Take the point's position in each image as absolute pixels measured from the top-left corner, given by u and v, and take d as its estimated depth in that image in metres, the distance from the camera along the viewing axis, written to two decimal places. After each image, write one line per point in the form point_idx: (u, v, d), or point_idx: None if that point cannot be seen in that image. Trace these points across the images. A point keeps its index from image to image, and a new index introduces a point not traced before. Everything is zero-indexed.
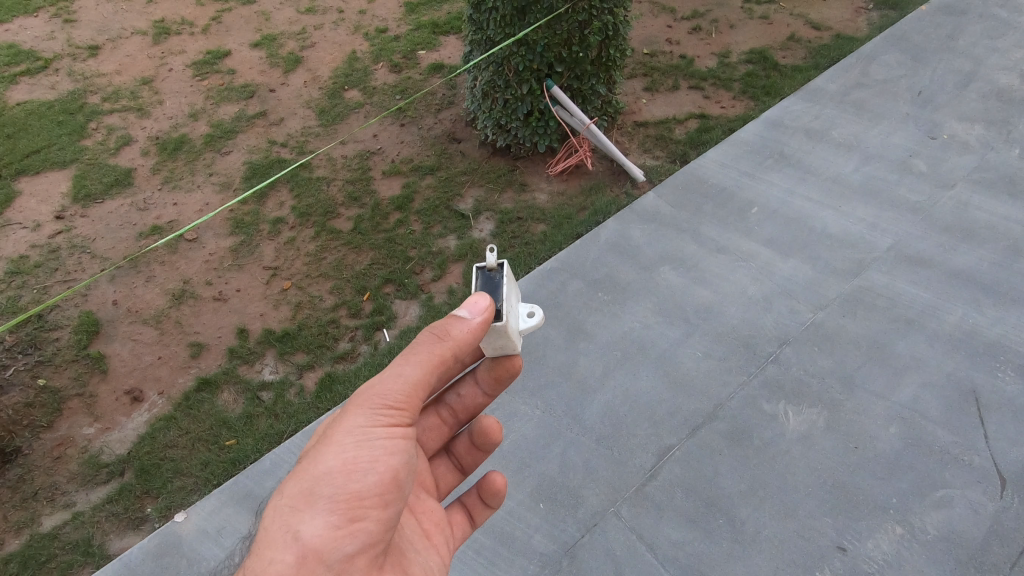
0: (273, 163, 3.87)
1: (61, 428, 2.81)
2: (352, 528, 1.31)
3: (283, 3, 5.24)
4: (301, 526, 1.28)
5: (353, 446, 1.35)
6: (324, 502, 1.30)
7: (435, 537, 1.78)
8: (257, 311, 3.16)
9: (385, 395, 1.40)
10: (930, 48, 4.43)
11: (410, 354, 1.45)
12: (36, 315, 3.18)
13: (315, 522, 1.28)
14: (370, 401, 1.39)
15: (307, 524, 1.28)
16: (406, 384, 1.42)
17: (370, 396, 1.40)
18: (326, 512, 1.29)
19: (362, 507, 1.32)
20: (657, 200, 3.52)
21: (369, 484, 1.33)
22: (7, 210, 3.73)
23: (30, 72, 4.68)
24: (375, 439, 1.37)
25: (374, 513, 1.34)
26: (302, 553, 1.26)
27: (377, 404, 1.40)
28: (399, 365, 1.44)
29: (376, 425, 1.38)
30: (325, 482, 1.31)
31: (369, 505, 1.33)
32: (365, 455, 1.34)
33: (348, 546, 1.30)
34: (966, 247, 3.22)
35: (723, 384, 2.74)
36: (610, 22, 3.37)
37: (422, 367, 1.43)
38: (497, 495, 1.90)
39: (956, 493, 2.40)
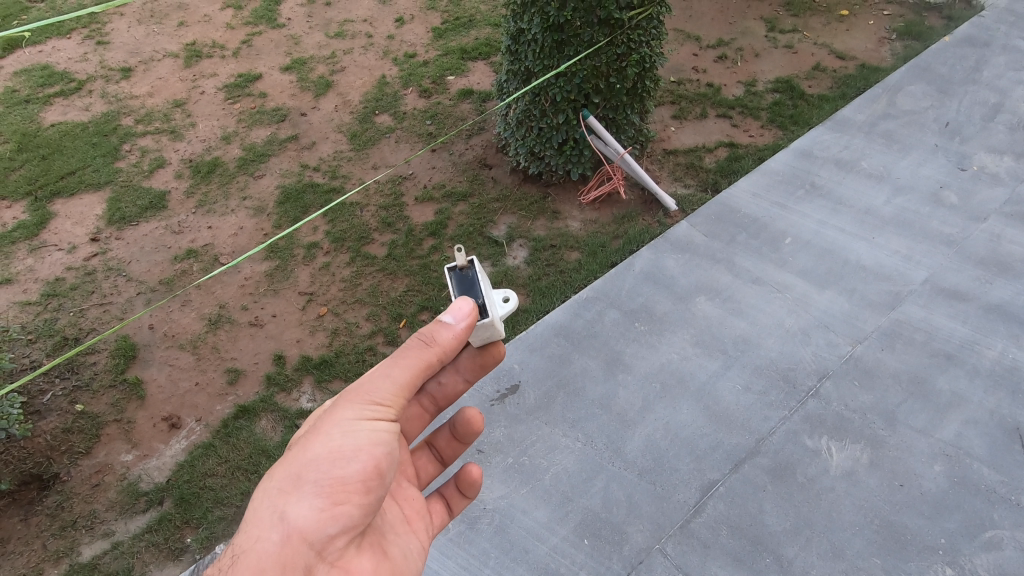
0: (306, 188, 3.90)
1: (99, 455, 2.80)
2: (335, 512, 1.31)
3: (312, 28, 5.33)
4: (286, 509, 1.28)
5: (341, 434, 1.33)
6: (310, 486, 1.30)
7: (417, 524, 1.69)
8: (294, 337, 3.18)
9: (372, 389, 1.38)
10: (955, 79, 4.48)
11: (401, 354, 1.42)
12: (73, 339, 3.19)
13: (302, 506, 1.29)
14: (357, 396, 1.37)
15: (293, 506, 1.28)
16: (392, 383, 1.39)
17: (357, 390, 1.39)
18: (311, 497, 1.29)
19: (346, 492, 1.32)
20: (689, 229, 3.54)
21: (353, 471, 1.33)
22: (43, 232, 3.77)
23: (64, 94, 4.75)
24: (362, 430, 1.36)
25: (356, 498, 1.34)
26: (287, 535, 1.27)
27: (364, 398, 1.38)
28: (388, 363, 1.41)
29: (364, 418, 1.36)
30: (311, 469, 1.31)
31: (352, 490, 1.33)
32: (351, 443, 1.34)
33: (331, 527, 1.31)
34: (1001, 281, 3.22)
35: (764, 418, 2.73)
36: (647, 55, 3.45)
37: (412, 367, 1.40)
38: (474, 486, 1.85)
39: (1005, 534, 2.38)
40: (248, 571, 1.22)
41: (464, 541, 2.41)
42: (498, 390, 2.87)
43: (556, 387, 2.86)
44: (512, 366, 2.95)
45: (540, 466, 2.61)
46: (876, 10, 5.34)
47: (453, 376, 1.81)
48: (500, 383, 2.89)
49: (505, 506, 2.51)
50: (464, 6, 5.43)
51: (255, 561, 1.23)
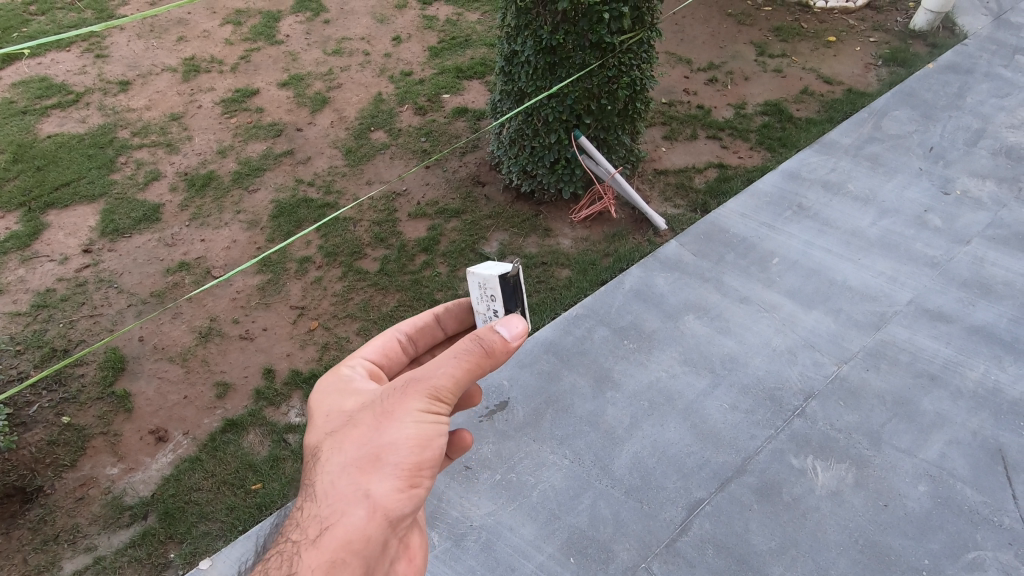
0: (300, 202, 3.93)
1: (83, 468, 2.78)
2: (412, 495, 1.26)
3: (310, 45, 5.40)
4: (368, 489, 1.22)
5: (416, 422, 1.27)
6: (390, 468, 1.24)
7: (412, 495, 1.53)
8: (284, 351, 3.18)
9: (439, 379, 1.28)
10: (939, 104, 4.59)
11: (462, 345, 1.31)
12: (62, 351, 3.18)
13: (382, 487, 1.23)
14: (429, 383, 1.28)
15: (375, 486, 1.22)
16: (459, 375, 1.29)
17: (427, 377, 1.28)
18: (392, 478, 1.24)
19: (421, 477, 1.27)
20: (679, 249, 3.59)
21: (429, 457, 1.28)
22: (35, 243, 3.77)
23: (62, 106, 4.79)
24: (436, 418, 1.29)
25: (427, 482, 1.29)
26: (371, 516, 1.21)
27: (434, 389, 1.28)
28: (451, 353, 1.30)
29: (436, 408, 1.29)
30: (390, 452, 1.24)
31: (425, 475, 1.28)
32: (428, 431, 1.27)
33: (407, 508, 1.25)
34: (984, 303, 3.28)
35: (750, 437, 2.75)
36: (638, 78, 3.53)
37: (479, 361, 1.30)
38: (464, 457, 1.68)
39: (988, 555, 2.39)
40: (337, 544, 1.18)
41: (450, 558, 2.40)
42: (487, 407, 2.87)
43: (545, 404, 2.87)
44: (501, 383, 2.96)
45: (528, 483, 2.61)
46: (863, 37, 5.48)
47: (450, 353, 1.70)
48: (489, 400, 2.89)
49: (492, 523, 2.50)
50: (460, 26, 5.52)
51: (342, 537, 1.18)
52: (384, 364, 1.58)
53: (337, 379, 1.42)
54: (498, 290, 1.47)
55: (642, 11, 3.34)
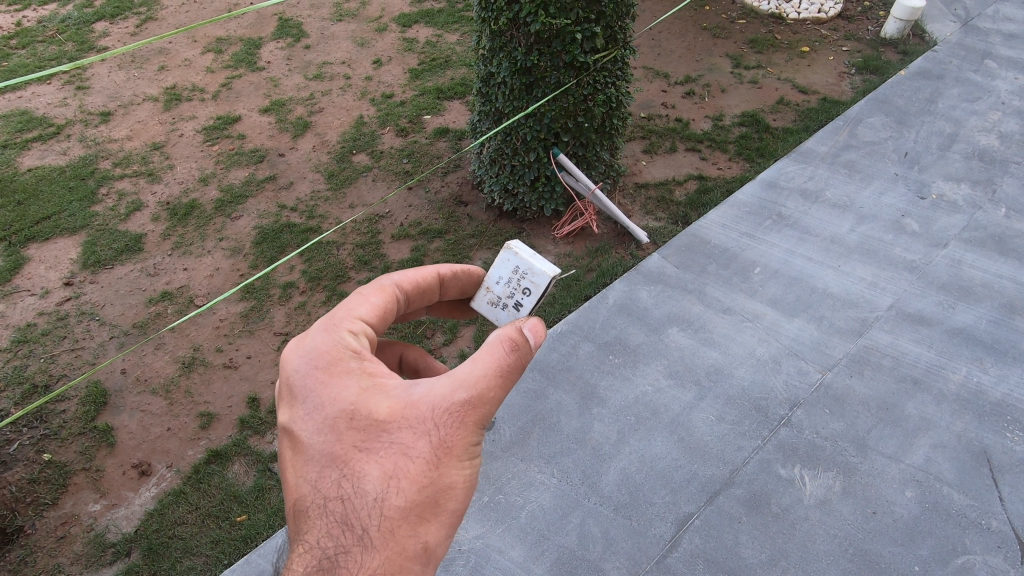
0: (283, 228, 3.93)
1: (65, 506, 2.74)
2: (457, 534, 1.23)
3: (291, 70, 5.44)
4: (426, 539, 1.15)
5: (470, 457, 1.21)
6: (446, 514, 1.18)
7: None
8: (268, 379, 3.16)
9: (489, 406, 1.21)
10: (912, 110, 4.67)
11: (507, 361, 1.22)
12: (43, 386, 3.15)
13: (437, 535, 1.17)
14: (484, 415, 1.21)
15: (433, 536, 1.16)
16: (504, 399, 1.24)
17: (478, 406, 1.20)
18: (446, 525, 1.18)
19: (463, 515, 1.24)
20: (661, 262, 3.61)
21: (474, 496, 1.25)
22: (16, 277, 3.75)
23: (42, 138, 4.79)
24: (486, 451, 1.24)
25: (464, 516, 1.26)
26: (427, 566, 1.15)
27: (486, 418, 1.21)
28: (497, 373, 1.21)
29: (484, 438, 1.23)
30: (446, 496, 1.18)
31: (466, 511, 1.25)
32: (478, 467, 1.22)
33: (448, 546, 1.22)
34: (964, 305, 3.31)
35: (738, 448, 2.75)
36: (613, 95, 3.58)
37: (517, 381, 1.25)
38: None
39: (977, 559, 2.39)
40: None
41: None
42: None
43: (532, 423, 2.86)
44: None
45: (516, 504, 2.59)
46: (835, 46, 5.58)
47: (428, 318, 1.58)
48: None
49: (480, 546, 2.47)
50: (440, 47, 5.58)
51: None
52: (379, 324, 1.38)
53: (363, 378, 1.23)
54: (537, 285, 1.51)
55: (614, 30, 3.40)
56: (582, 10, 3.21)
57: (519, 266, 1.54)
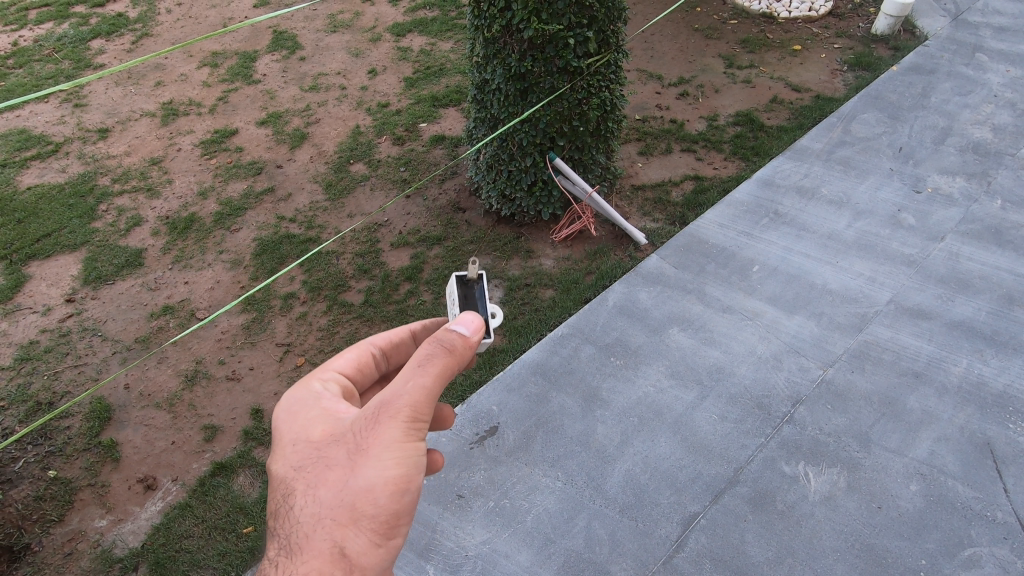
0: (282, 239, 3.95)
1: (71, 522, 2.74)
2: (390, 547, 1.15)
3: (287, 82, 5.47)
4: (343, 547, 1.11)
5: (393, 460, 1.15)
6: (367, 521, 1.13)
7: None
8: (271, 390, 3.17)
9: (409, 405, 1.17)
10: (905, 105, 4.69)
11: (426, 358, 1.19)
12: (47, 404, 3.15)
13: (360, 543, 1.12)
14: (401, 412, 1.17)
15: (351, 542, 1.12)
16: (429, 398, 1.18)
17: (397, 404, 1.17)
18: (367, 531, 1.13)
19: (398, 525, 1.16)
20: (660, 263, 3.62)
21: (408, 504, 1.17)
22: (17, 295, 3.76)
23: (41, 157, 4.81)
24: (416, 454, 1.18)
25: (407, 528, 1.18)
26: None
27: (407, 417, 1.17)
28: (418, 369, 1.18)
29: (412, 439, 1.17)
30: (366, 501, 1.13)
31: (404, 522, 1.17)
32: (404, 470, 1.16)
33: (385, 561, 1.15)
34: (963, 297, 3.32)
35: (741, 447, 2.75)
36: (607, 99, 3.60)
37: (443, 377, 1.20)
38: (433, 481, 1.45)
39: (984, 551, 2.39)
40: None
41: None
42: (477, 433, 2.86)
43: (535, 427, 2.87)
44: (490, 408, 2.95)
45: (521, 508, 2.60)
46: (827, 43, 5.61)
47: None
48: (479, 426, 2.88)
49: (487, 552, 2.48)
50: (434, 56, 5.62)
51: None
52: (356, 376, 1.41)
53: (309, 402, 1.29)
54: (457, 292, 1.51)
55: (607, 34, 3.42)
56: (574, 15, 3.24)
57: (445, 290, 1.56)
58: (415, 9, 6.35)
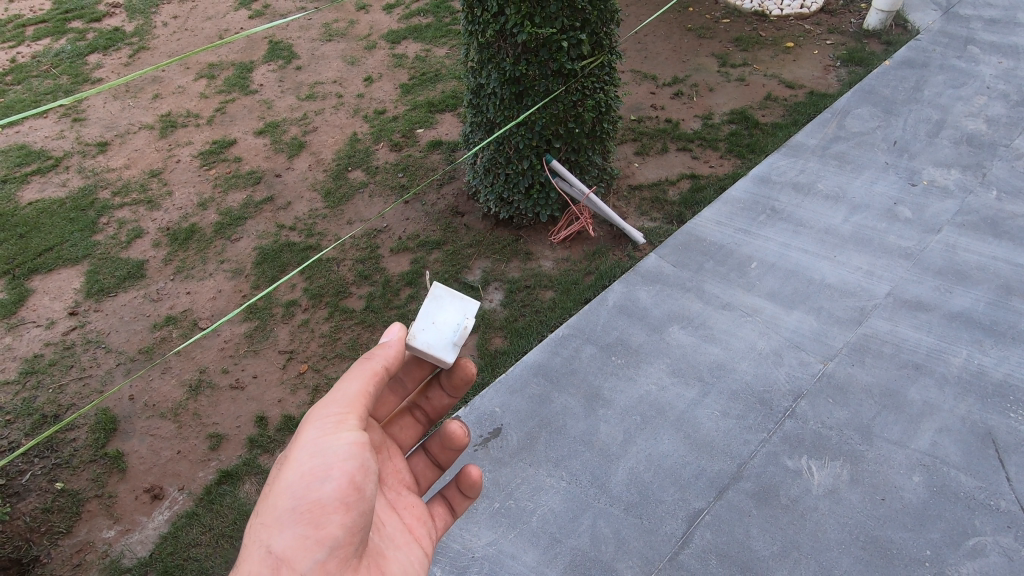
0: (283, 247, 3.97)
1: (79, 533, 2.76)
2: (319, 537, 1.29)
3: (284, 92, 5.51)
4: (270, 542, 1.26)
5: (309, 456, 1.34)
6: (289, 516, 1.29)
7: (417, 531, 1.66)
8: (275, 397, 3.19)
9: (330, 407, 1.41)
10: (899, 99, 4.72)
11: (352, 369, 1.48)
12: (52, 416, 3.17)
13: (286, 536, 1.27)
14: (316, 418, 1.39)
15: (276, 538, 1.27)
16: (348, 400, 1.43)
17: (319, 409, 1.41)
18: (291, 526, 1.28)
19: (325, 515, 1.30)
20: (658, 261, 3.64)
21: (328, 494, 1.31)
22: (21, 310, 3.79)
23: (42, 172, 4.85)
24: (331, 449, 1.35)
25: (337, 519, 1.31)
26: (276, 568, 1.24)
27: (325, 417, 1.39)
28: (343, 379, 1.46)
29: (330, 435, 1.37)
30: (287, 497, 1.30)
31: (331, 511, 1.31)
32: (321, 463, 1.33)
33: (317, 549, 1.28)
34: (961, 288, 3.34)
35: (744, 442, 2.76)
36: (602, 100, 3.63)
37: (363, 380, 1.46)
38: (474, 487, 1.79)
39: (988, 540, 2.40)
40: None
41: None
42: (481, 435, 2.88)
43: (538, 427, 2.88)
44: (493, 410, 2.97)
45: (526, 509, 2.61)
46: (820, 40, 5.65)
47: (439, 390, 1.86)
48: (482, 428, 2.90)
49: (493, 553, 2.49)
50: (429, 62, 5.65)
51: None
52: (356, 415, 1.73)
53: None
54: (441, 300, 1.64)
55: (600, 36, 3.46)
56: (567, 18, 3.27)
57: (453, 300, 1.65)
58: (409, 16, 6.39)
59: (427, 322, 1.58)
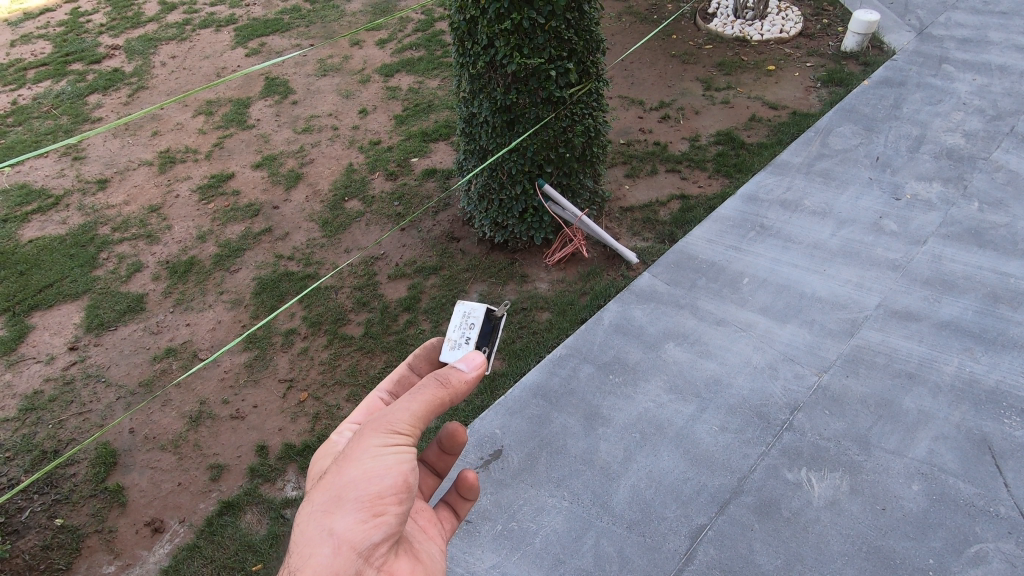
0: (281, 277, 4.03)
1: (80, 569, 2.74)
2: (379, 525, 1.20)
3: (281, 125, 5.64)
4: (332, 525, 1.17)
5: (372, 453, 1.24)
6: (351, 503, 1.19)
7: (431, 530, 1.50)
8: (276, 426, 3.20)
9: (394, 412, 1.30)
10: (879, 117, 4.86)
11: (419, 383, 1.36)
12: (52, 452, 3.17)
13: (346, 521, 1.18)
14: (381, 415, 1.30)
15: (338, 521, 1.18)
16: (415, 407, 1.31)
17: (382, 413, 1.31)
18: (353, 511, 1.19)
19: (384, 505, 1.21)
20: (652, 280, 3.70)
21: (389, 485, 1.22)
22: (21, 346, 3.81)
23: (42, 210, 4.92)
24: (395, 446, 1.27)
25: (395, 511, 1.22)
26: (338, 550, 1.15)
27: (391, 421, 1.29)
28: (409, 391, 1.34)
29: (394, 437, 1.27)
30: (348, 486, 1.21)
31: (390, 503, 1.22)
32: (384, 458, 1.25)
33: (375, 538, 1.19)
34: (949, 298, 3.40)
35: (743, 456, 2.78)
36: (591, 125, 3.75)
37: (431, 394, 1.34)
38: (474, 487, 1.63)
39: (989, 547, 2.41)
40: None
41: None
42: (482, 457, 2.89)
43: (539, 448, 2.90)
44: (494, 431, 2.98)
45: (530, 530, 2.61)
46: (800, 63, 5.83)
47: None
48: (483, 449, 2.91)
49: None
50: (422, 93, 5.80)
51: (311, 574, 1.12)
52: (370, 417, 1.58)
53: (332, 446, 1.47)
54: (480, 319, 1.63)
55: (586, 64, 3.58)
56: (554, 49, 3.39)
57: (465, 312, 1.66)
58: (401, 50, 6.58)
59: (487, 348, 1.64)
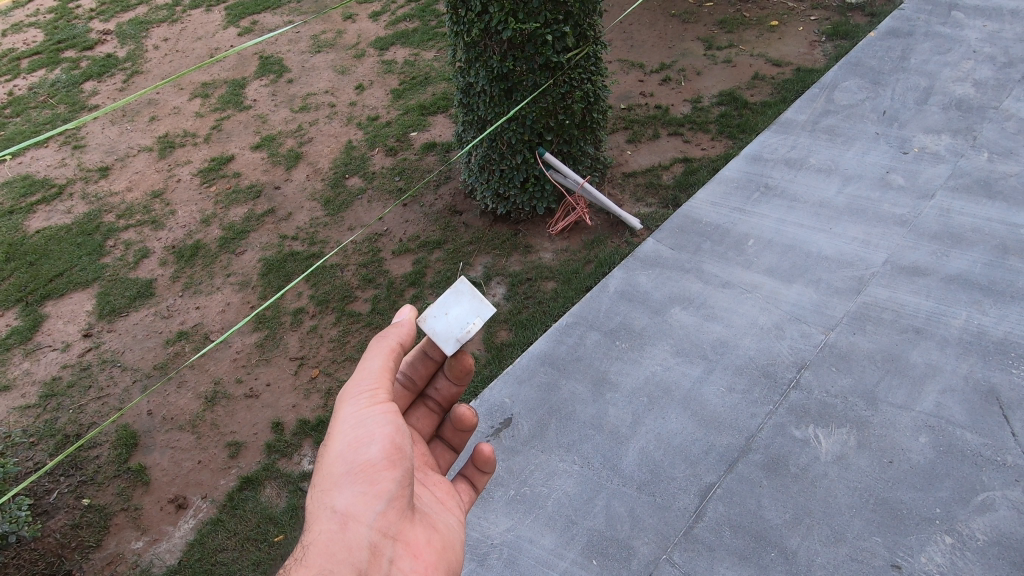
0: (287, 257, 4.05)
1: (109, 546, 2.84)
2: (378, 491, 1.31)
3: (277, 105, 5.58)
4: (333, 502, 1.28)
5: (351, 426, 1.36)
6: (345, 477, 1.31)
7: (450, 502, 1.61)
8: (290, 403, 3.25)
9: (361, 382, 1.43)
10: (886, 69, 4.74)
11: (372, 349, 1.49)
12: (75, 435, 3.25)
13: (346, 495, 1.29)
14: (352, 392, 1.41)
15: (338, 498, 1.29)
16: (375, 372, 1.44)
17: (349, 387, 1.43)
18: (349, 486, 1.30)
19: (377, 472, 1.32)
20: (656, 246, 3.68)
21: (377, 453, 1.34)
22: (36, 335, 3.88)
23: (47, 200, 4.95)
24: (372, 416, 1.38)
25: (388, 475, 1.33)
26: (345, 522, 1.26)
27: (358, 392, 1.41)
28: (366, 358, 1.48)
29: (366, 406, 1.39)
30: (338, 463, 1.32)
31: (382, 469, 1.33)
32: (364, 428, 1.36)
33: (377, 505, 1.30)
34: (957, 251, 3.37)
35: (751, 416, 2.81)
36: (591, 90, 3.70)
37: (385, 356, 1.47)
38: (490, 461, 1.73)
39: (996, 495, 2.44)
40: (320, 560, 1.21)
41: None
42: (493, 426, 2.93)
43: (548, 415, 2.94)
44: (503, 401, 3.02)
45: (542, 494, 2.66)
46: (804, 16, 5.67)
47: (445, 380, 1.79)
48: (494, 419, 2.96)
49: (512, 538, 2.54)
50: (418, 66, 5.71)
51: (324, 548, 1.23)
52: None
53: None
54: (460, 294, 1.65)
55: (583, 28, 3.52)
56: (549, 13, 3.34)
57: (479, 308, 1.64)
58: (396, 22, 6.46)
59: (441, 311, 1.60)
